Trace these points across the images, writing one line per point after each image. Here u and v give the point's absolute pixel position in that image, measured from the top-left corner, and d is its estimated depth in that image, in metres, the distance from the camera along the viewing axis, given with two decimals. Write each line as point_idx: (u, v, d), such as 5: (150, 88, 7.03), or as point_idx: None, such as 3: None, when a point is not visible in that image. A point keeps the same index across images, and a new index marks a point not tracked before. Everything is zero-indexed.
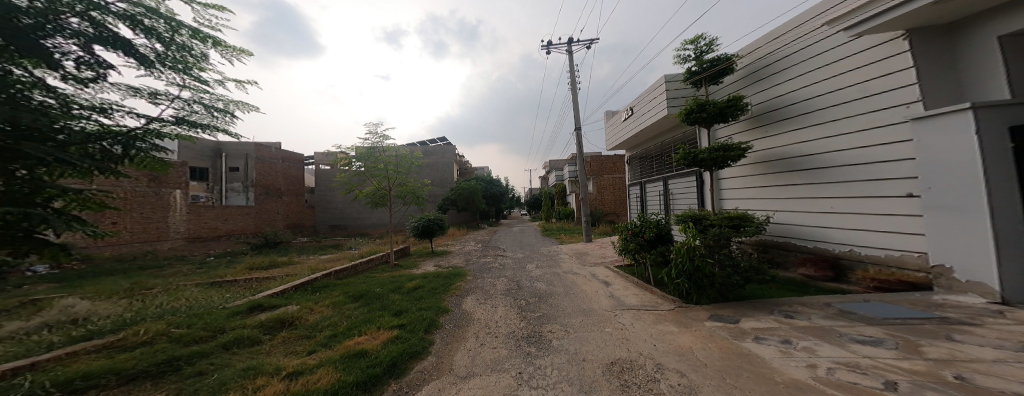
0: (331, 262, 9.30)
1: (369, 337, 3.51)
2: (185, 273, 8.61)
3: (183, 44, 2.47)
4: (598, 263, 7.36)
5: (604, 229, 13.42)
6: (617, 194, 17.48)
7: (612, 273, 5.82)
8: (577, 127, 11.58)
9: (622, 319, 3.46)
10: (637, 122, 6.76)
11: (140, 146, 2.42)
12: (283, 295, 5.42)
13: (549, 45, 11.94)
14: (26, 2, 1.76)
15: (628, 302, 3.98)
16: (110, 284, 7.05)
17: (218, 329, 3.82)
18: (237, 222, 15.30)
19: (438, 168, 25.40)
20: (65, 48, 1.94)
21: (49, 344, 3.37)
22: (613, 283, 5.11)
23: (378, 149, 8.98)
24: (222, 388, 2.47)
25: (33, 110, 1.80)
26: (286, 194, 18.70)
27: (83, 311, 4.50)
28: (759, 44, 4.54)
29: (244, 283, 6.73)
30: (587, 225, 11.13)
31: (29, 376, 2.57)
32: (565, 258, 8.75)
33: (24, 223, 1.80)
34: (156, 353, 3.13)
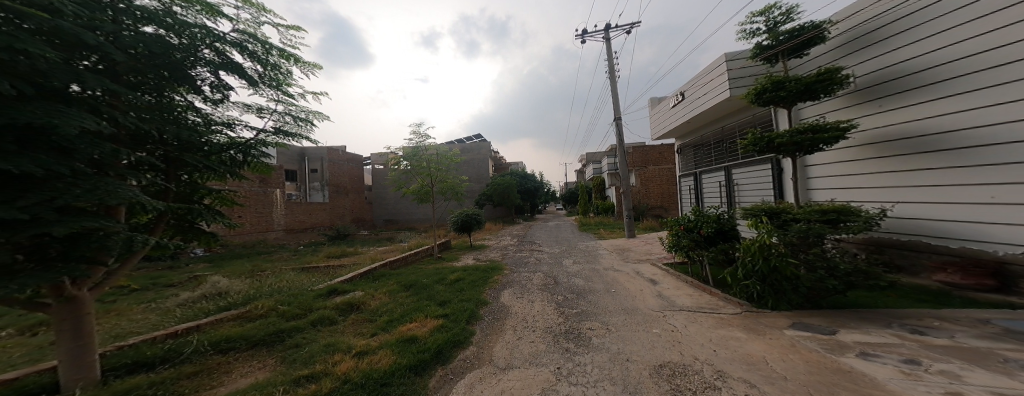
0: (386, 253, 10.02)
1: (418, 324, 3.70)
2: (280, 258, 10.00)
3: (275, 63, 2.84)
4: (644, 259, 6.98)
5: (649, 224, 12.73)
6: (663, 186, 16.41)
7: (661, 271, 5.48)
8: (617, 117, 11.04)
9: (674, 321, 3.23)
10: (688, 108, 6.25)
11: (252, 154, 2.93)
12: (351, 282, 5.95)
13: (585, 34, 11.60)
14: (175, 41, 2.25)
15: (681, 302, 3.70)
16: (239, 265, 8.57)
17: (308, 308, 4.33)
18: (320, 215, 17.27)
19: (475, 165, 26.00)
20: (203, 76, 2.45)
21: (203, 311, 4.22)
22: (661, 282, 4.81)
23: (422, 148, 9.40)
24: (310, 360, 2.80)
25: (186, 126, 2.32)
26: (351, 191, 20.56)
27: (225, 283, 5.58)
28: (861, 6, 3.86)
29: (324, 268, 7.60)
30: (629, 220, 10.60)
31: (196, 336, 3.28)
32: (606, 254, 8.45)
33: (188, 215, 2.46)
34: (269, 324, 3.69)
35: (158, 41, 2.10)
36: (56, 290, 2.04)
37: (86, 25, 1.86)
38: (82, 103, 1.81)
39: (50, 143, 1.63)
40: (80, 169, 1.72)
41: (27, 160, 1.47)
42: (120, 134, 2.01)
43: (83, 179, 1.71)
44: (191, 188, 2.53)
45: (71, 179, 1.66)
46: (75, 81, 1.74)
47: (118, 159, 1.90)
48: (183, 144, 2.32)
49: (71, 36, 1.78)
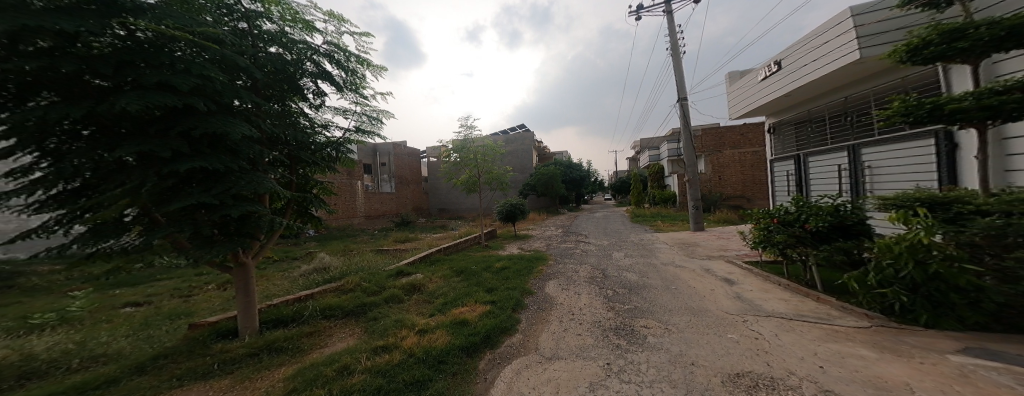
0: (439, 240, 10.64)
1: (469, 308, 3.83)
2: (360, 240, 11.45)
3: (354, 69, 3.41)
4: (715, 256, 6.26)
5: (723, 216, 11.41)
6: (739, 173, 14.66)
7: (736, 270, 4.85)
8: (680, 98, 9.97)
9: (759, 328, 2.81)
10: (789, 80, 5.32)
11: (342, 150, 3.62)
12: (413, 264, 6.46)
13: (640, 10, 10.67)
14: (288, 57, 2.94)
15: (768, 307, 3.22)
16: (335, 245, 10.13)
17: (381, 285, 4.82)
18: (389, 204, 19.16)
19: (519, 156, 26.00)
20: (307, 86, 3.17)
21: (313, 282, 5.07)
22: (738, 282, 4.25)
23: (469, 140, 9.62)
24: (386, 333, 3.10)
25: (298, 128, 3.10)
26: (411, 183, 22.36)
27: (328, 259, 6.69)
28: None
29: (391, 251, 8.44)
30: (695, 211, 9.62)
31: (309, 304, 3.95)
32: (664, 248, 7.80)
33: (304, 202, 3.31)
34: (355, 298, 4.22)
35: (277, 62, 2.83)
36: (233, 257, 2.99)
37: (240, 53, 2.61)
38: (239, 113, 2.50)
39: (226, 146, 2.41)
40: (242, 165, 2.47)
41: (215, 161, 2.18)
42: (263, 137, 2.79)
43: (243, 173, 2.40)
44: (305, 179, 3.41)
45: (238, 173, 2.36)
46: (236, 97, 2.40)
47: (263, 157, 2.64)
48: (298, 144, 3.08)
49: (232, 64, 2.47)
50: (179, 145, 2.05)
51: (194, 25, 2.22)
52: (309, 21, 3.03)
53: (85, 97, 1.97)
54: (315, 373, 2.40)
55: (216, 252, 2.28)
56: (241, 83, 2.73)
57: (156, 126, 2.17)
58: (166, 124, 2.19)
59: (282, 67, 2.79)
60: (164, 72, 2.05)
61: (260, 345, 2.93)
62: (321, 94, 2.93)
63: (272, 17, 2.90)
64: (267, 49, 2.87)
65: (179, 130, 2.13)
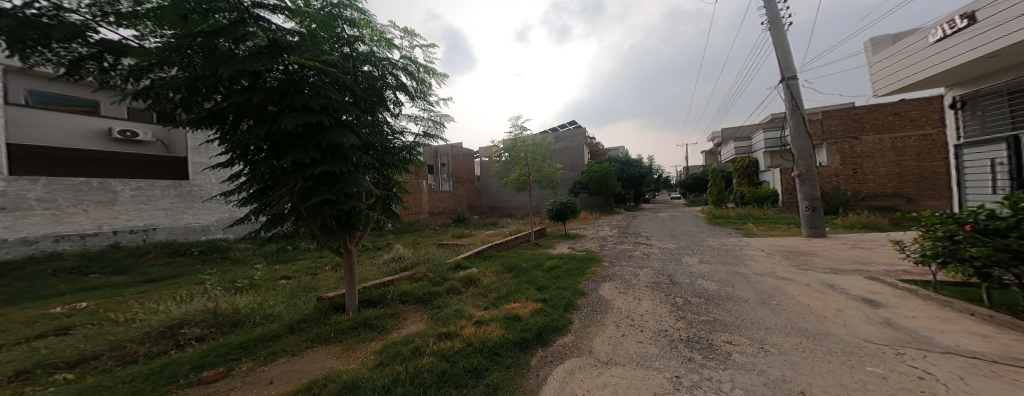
0: (491, 237, 11.11)
1: (520, 305, 3.95)
2: (426, 234, 12.82)
3: (423, 79, 3.89)
4: (826, 269, 5.15)
5: (856, 220, 9.23)
6: (879, 164, 11.76)
7: (868, 291, 3.87)
8: (782, 79, 8.32)
9: (923, 365, 2.15)
10: (988, 40, 3.96)
11: (413, 153, 4.08)
12: (469, 258, 6.90)
13: None
14: (376, 73, 3.40)
15: (943, 342, 2.45)
16: (409, 238, 11.51)
17: (443, 276, 5.27)
18: (449, 201, 20.73)
19: (568, 153, 25.52)
20: (390, 97, 3.67)
21: (387, 271, 5.88)
22: (883, 305, 3.36)
23: (519, 139, 9.96)
24: (448, 320, 3.39)
25: (384, 135, 3.59)
26: (466, 182, 23.94)
27: (400, 250, 7.68)
28: None
29: (449, 245, 9.28)
30: (807, 213, 7.99)
31: (393, 288, 4.50)
32: (751, 256, 6.74)
33: (388, 200, 3.76)
34: (423, 286, 4.67)
35: (371, 78, 3.30)
36: (343, 243, 3.58)
37: (349, 74, 3.12)
38: (348, 125, 3.07)
39: (342, 153, 2.86)
40: (351, 168, 2.89)
41: (335, 166, 2.66)
42: (364, 145, 3.31)
43: (353, 176, 2.85)
44: (388, 180, 3.87)
45: (350, 175, 2.81)
46: (345, 112, 2.96)
47: (363, 161, 3.11)
48: (384, 149, 3.57)
49: (343, 84, 2.99)
50: (313, 154, 2.61)
51: (322, 55, 2.81)
52: (390, 39, 3.50)
53: (262, 119, 2.79)
54: (394, 350, 2.72)
55: (334, 239, 2.83)
56: (347, 99, 3.29)
57: (299, 139, 2.80)
58: (307, 137, 2.77)
59: (373, 83, 3.25)
60: (304, 96, 2.67)
61: (358, 320, 3.41)
62: (401, 104, 3.39)
63: (365, 39, 3.40)
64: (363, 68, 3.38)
65: (314, 142, 2.68)
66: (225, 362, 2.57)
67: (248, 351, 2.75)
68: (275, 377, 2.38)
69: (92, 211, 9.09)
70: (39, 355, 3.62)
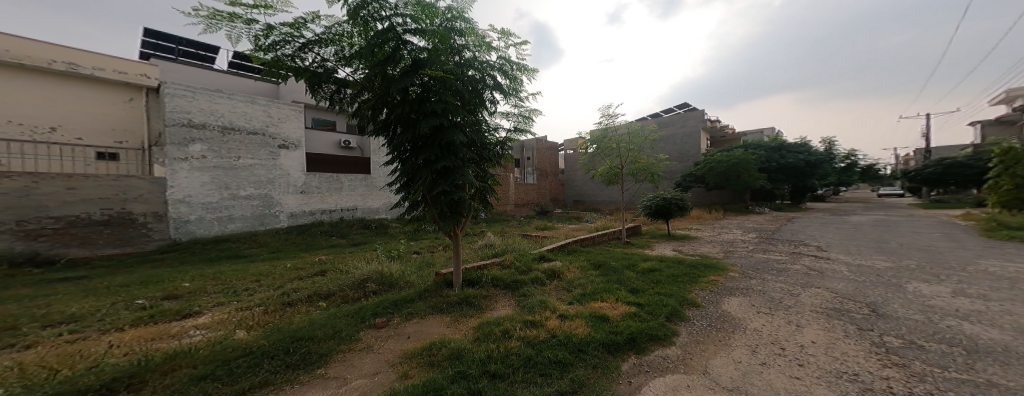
0: (576, 233, 12.35)
1: (610, 306, 4.31)
2: (512, 227, 15.24)
3: (515, 76, 4.90)
4: None
5: None
6: None
7: None
8: None
9: None
10: None
11: (505, 148, 5.26)
12: (552, 251, 8.13)
13: None
14: (479, 75, 4.55)
15: None
16: (495, 228, 14.60)
17: (529, 267, 6.54)
18: (530, 195, 24.61)
19: (677, 142, 21.93)
20: (489, 97, 4.84)
21: (484, 255, 7.69)
22: None
23: (610, 129, 9.94)
24: (536, 309, 4.29)
25: (485, 131, 4.83)
26: (550, 175, 27.17)
27: (492, 240, 9.58)
28: None
29: (535, 239, 10.93)
30: None
31: (486, 272, 5.95)
32: (993, 287, 4.59)
33: (486, 194, 5.04)
34: (511, 274, 5.99)
35: (475, 82, 4.48)
36: (455, 229, 4.79)
37: (459, 80, 4.28)
38: (458, 125, 4.39)
39: (454, 150, 4.29)
40: (458, 163, 4.30)
41: (448, 162, 4.11)
42: (471, 143, 4.62)
43: (458, 170, 4.27)
44: (488, 175, 5.15)
45: (457, 170, 4.25)
46: (457, 114, 4.25)
47: (467, 155, 4.45)
48: (484, 145, 4.80)
49: (456, 89, 4.24)
50: (435, 155, 4.16)
51: (443, 67, 4.04)
52: (491, 45, 4.54)
53: (408, 125, 4.38)
54: (490, 329, 3.56)
55: (447, 222, 4.44)
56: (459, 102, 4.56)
57: (429, 139, 4.33)
58: (433, 138, 4.27)
59: (476, 85, 4.42)
60: (433, 105, 4.06)
61: (460, 296, 4.84)
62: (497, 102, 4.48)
63: (470, 46, 4.43)
64: (468, 73, 4.50)
65: (437, 143, 4.19)
66: (385, 314, 4.33)
67: (395, 309, 4.52)
68: (410, 334, 3.75)
69: (332, 195, 13.46)
70: (314, 286, 5.86)
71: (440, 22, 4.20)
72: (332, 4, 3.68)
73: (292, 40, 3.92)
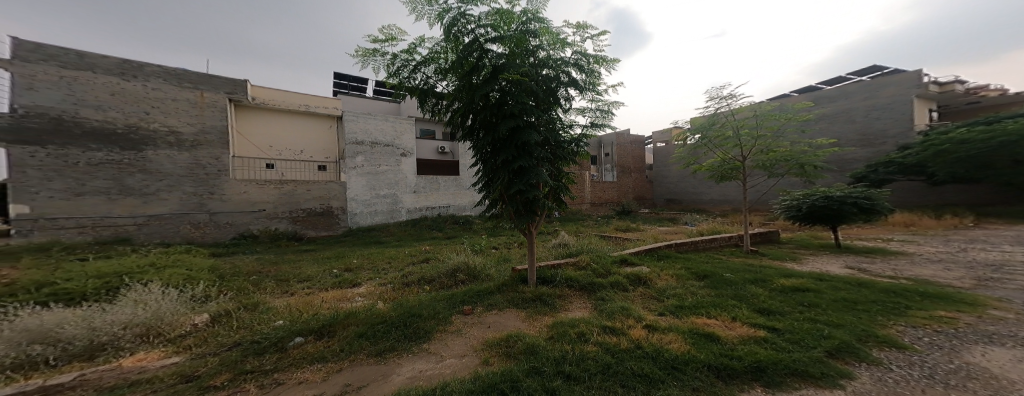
0: (669, 236, 11.10)
1: (722, 325, 3.57)
2: (589, 227, 14.73)
3: (592, 70, 4.69)
4: None
5: None
6: None
7: None
8: None
9: None
10: None
11: (580, 145, 5.05)
12: (638, 255, 7.32)
13: None
14: (554, 72, 4.49)
15: None
16: (569, 227, 14.41)
17: (609, 270, 6.00)
18: (610, 193, 23.42)
19: (854, 118, 15.57)
20: (565, 94, 4.73)
21: (560, 253, 7.49)
22: None
23: (723, 114, 8.33)
24: (615, 316, 3.84)
25: (559, 129, 4.73)
26: (634, 171, 25.16)
27: (566, 238, 9.40)
28: None
29: (615, 240, 10.39)
30: None
31: (562, 271, 5.69)
32: None
33: (561, 193, 4.89)
34: (587, 275, 5.59)
35: (550, 80, 4.43)
36: (531, 226, 4.77)
37: (534, 80, 4.27)
38: (534, 125, 4.34)
39: (530, 150, 4.25)
40: (534, 162, 4.23)
41: (524, 162, 4.08)
42: (546, 142, 4.54)
43: (534, 169, 4.20)
44: (563, 174, 5.00)
45: (533, 169, 4.18)
46: (533, 114, 4.20)
47: (542, 155, 4.36)
48: (558, 142, 4.69)
49: (532, 89, 4.21)
50: (512, 156, 4.18)
51: (520, 69, 4.06)
52: (566, 41, 4.45)
53: (488, 129, 4.50)
54: (564, 329, 3.38)
55: (523, 220, 4.45)
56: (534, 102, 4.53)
57: (506, 140, 4.35)
58: (510, 139, 4.29)
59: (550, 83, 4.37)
60: (512, 107, 4.09)
61: (536, 293, 4.74)
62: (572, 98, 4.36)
63: (545, 45, 4.41)
64: (543, 72, 4.50)
65: (514, 144, 4.21)
66: (471, 300, 4.61)
67: (481, 297, 4.71)
68: (491, 324, 3.81)
69: (431, 194, 15.40)
70: (425, 271, 6.55)
71: (517, 27, 4.27)
72: (430, 24, 4.13)
73: (408, 63, 4.63)
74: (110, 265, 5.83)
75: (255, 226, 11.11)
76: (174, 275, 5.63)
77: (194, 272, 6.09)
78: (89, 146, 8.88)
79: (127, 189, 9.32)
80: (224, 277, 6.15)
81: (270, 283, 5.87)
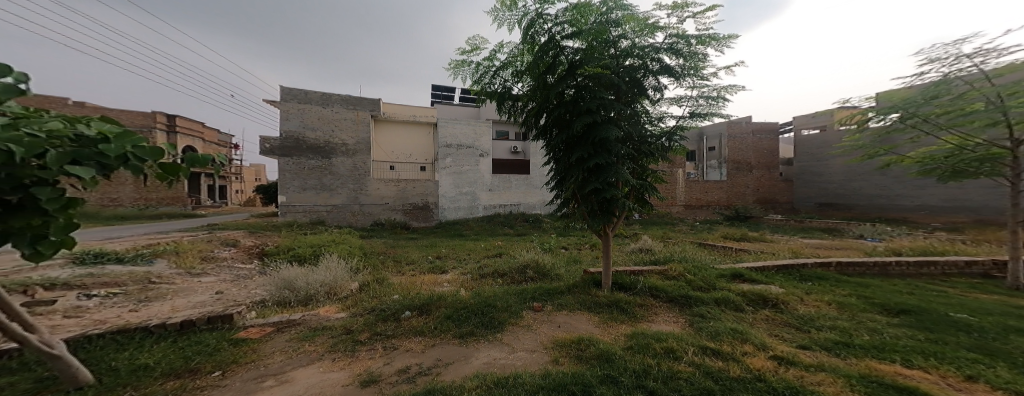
0: (801, 248, 9.56)
1: (872, 362, 2.84)
2: (684, 231, 14.15)
3: (693, 52, 4.55)
4: None
5: None
6: None
7: None
8: None
9: None
10: None
11: (674, 139, 5.03)
12: (760, 271, 6.45)
13: None
14: (640, 59, 4.59)
15: None
16: (655, 231, 14.00)
17: (712, 284, 5.47)
18: (715, 194, 20.18)
19: None
20: (652, 82, 4.75)
21: (652, 259, 7.54)
22: None
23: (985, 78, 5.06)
24: (718, 337, 3.52)
25: (647, 119, 4.89)
26: (757, 168, 20.57)
27: (649, 243, 9.46)
28: None
29: (722, 249, 9.75)
30: None
31: (642, 280, 5.51)
32: None
33: (643, 191, 4.91)
34: (683, 287, 5.31)
35: (631, 71, 4.54)
36: (606, 228, 4.93)
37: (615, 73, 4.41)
38: (614, 118, 4.47)
39: (607, 147, 4.38)
40: (611, 159, 4.35)
41: (601, 159, 4.24)
42: (631, 136, 4.64)
43: (612, 170, 4.30)
44: (645, 169, 5.02)
45: (614, 172, 4.27)
46: (613, 109, 4.38)
47: (620, 151, 4.45)
48: (642, 138, 4.76)
49: (608, 81, 4.36)
50: (583, 154, 4.39)
51: (599, 62, 4.27)
52: (653, 27, 4.44)
53: (559, 125, 4.82)
54: (647, 343, 3.32)
55: (597, 221, 4.56)
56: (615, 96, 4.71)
57: (581, 138, 4.55)
58: (586, 137, 4.47)
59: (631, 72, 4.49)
60: (592, 105, 4.29)
61: (609, 300, 4.78)
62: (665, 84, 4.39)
63: (629, 33, 4.51)
64: (627, 62, 4.64)
65: (590, 141, 4.41)
66: (538, 298, 5.03)
67: (549, 296, 5.06)
68: (561, 324, 4.15)
69: (504, 192, 16.72)
70: (494, 265, 7.44)
71: (595, 19, 4.33)
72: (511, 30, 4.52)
73: (488, 70, 5.17)
74: (317, 238, 9.75)
75: (394, 216, 14.77)
76: (358, 250, 8.82)
77: (352, 247, 8.82)
78: (308, 157, 13.51)
79: (326, 186, 13.81)
80: (367, 253, 8.70)
81: (390, 260, 8.21)
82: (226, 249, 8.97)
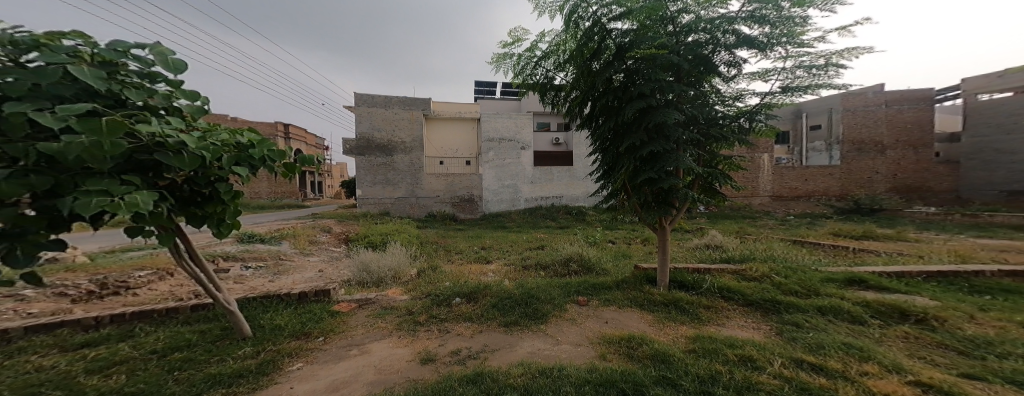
0: (968, 251, 6.70)
1: None
2: (772, 227, 11.66)
3: (788, 16, 3.26)
4: None
5: None
6: None
7: None
8: None
9: None
10: None
11: (758, 119, 3.70)
12: (897, 277, 4.48)
13: None
14: (711, 37, 3.44)
15: None
16: (726, 225, 11.97)
17: (815, 289, 3.86)
18: (822, 181, 15.76)
19: None
20: (725, 58, 3.52)
21: (732, 256, 6.14)
22: None
23: None
24: (821, 349, 2.41)
25: (717, 99, 3.67)
26: (891, 148, 15.22)
27: (721, 238, 7.90)
28: None
29: (831, 249, 7.28)
30: None
31: (709, 278, 4.13)
32: None
33: (711, 178, 3.71)
34: (765, 291, 3.81)
35: (697, 49, 3.40)
36: (664, 220, 3.88)
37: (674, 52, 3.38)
38: (674, 103, 3.42)
39: (665, 132, 3.37)
40: (671, 146, 3.34)
41: (659, 146, 3.25)
42: (696, 121, 3.56)
43: (674, 157, 3.26)
44: (713, 154, 3.81)
45: (678, 159, 3.23)
46: (672, 91, 3.31)
47: (686, 139, 3.40)
48: (712, 120, 3.61)
49: (668, 63, 3.34)
50: (638, 140, 3.35)
51: (654, 43, 3.28)
52: None
53: (604, 114, 3.86)
54: (716, 347, 2.43)
55: (653, 214, 3.60)
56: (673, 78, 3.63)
57: (632, 123, 3.54)
58: (636, 124, 3.48)
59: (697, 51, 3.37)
60: (646, 88, 3.30)
61: (668, 299, 3.67)
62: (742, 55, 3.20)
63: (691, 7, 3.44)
64: (690, 39, 3.51)
65: (642, 127, 3.38)
66: (580, 291, 4.16)
67: (591, 290, 4.21)
68: (608, 319, 3.34)
69: (546, 185, 16.95)
70: (543, 256, 7.06)
71: None
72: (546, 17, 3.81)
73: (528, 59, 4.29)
74: (388, 227, 10.95)
75: (443, 208, 16.03)
76: (429, 244, 9.33)
77: (410, 238, 9.57)
78: (377, 154, 15.22)
79: (389, 181, 15.42)
80: (424, 243, 9.39)
81: (440, 251, 8.38)
82: (323, 234, 10.38)
